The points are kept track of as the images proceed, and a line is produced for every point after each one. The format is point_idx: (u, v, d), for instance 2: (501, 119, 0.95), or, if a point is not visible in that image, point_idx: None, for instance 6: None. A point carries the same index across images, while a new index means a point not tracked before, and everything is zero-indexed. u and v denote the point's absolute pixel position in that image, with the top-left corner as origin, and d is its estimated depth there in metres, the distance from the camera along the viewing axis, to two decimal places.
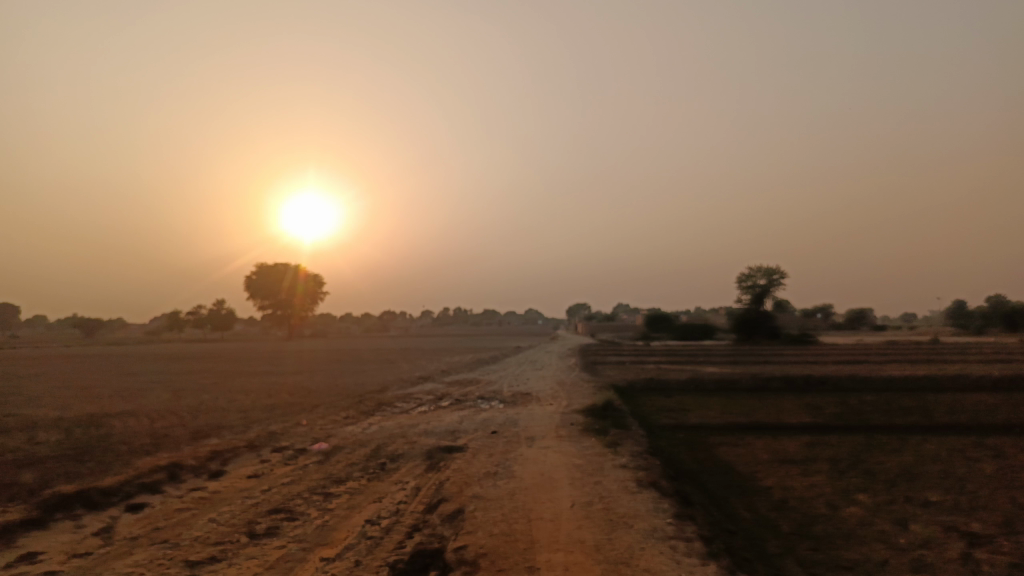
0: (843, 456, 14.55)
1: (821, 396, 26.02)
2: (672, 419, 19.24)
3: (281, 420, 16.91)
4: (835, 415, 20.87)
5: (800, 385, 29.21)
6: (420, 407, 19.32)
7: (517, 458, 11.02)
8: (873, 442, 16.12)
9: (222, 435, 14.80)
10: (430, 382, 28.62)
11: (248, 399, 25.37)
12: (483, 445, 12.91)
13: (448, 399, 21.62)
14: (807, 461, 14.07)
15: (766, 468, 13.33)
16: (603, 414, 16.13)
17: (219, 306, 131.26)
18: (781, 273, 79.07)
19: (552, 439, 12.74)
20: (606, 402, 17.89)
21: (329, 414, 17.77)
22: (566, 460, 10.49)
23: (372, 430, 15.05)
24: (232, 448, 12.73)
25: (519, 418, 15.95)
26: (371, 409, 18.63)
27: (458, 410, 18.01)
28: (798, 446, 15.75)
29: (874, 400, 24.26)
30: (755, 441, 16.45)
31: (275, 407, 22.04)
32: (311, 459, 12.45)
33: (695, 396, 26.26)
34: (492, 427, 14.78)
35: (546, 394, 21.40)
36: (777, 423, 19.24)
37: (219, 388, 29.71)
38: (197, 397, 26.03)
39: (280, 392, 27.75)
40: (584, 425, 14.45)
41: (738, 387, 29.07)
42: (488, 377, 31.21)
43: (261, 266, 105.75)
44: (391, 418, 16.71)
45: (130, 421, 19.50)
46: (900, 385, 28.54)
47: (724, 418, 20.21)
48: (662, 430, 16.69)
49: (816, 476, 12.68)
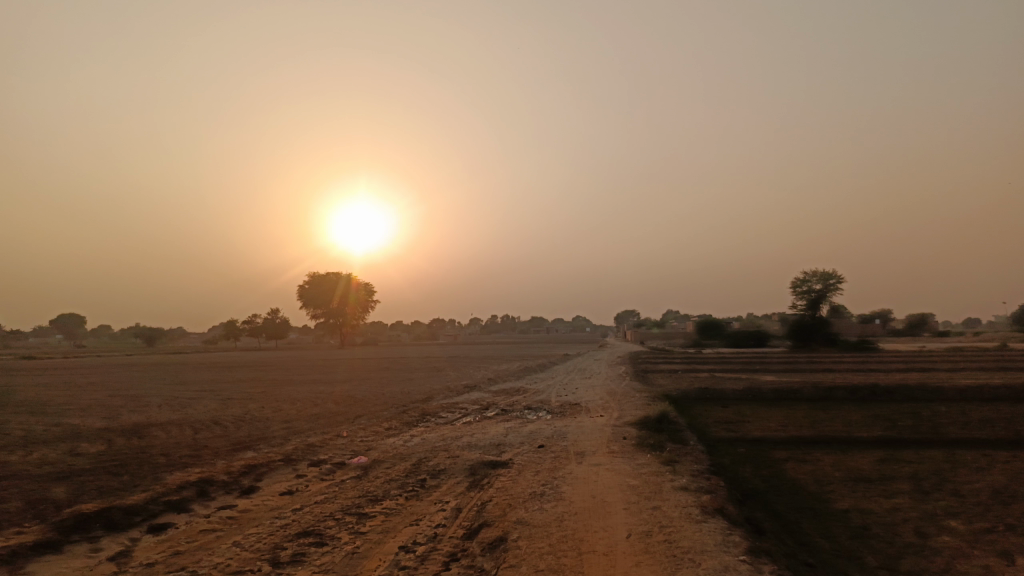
0: (924, 474, 13.26)
1: (889, 406, 24.43)
2: (730, 431, 18.11)
3: (321, 432, 16.35)
4: (908, 427, 19.41)
5: (866, 394, 27.58)
6: (465, 418, 18.59)
7: (566, 477, 10.14)
8: (956, 458, 14.76)
9: (260, 447, 14.30)
10: (475, 391, 27.90)
11: (293, 409, 25.06)
12: (529, 460, 12.09)
13: (494, 408, 20.85)
14: (884, 480, 12.84)
15: (839, 488, 12.17)
16: (659, 427, 15.13)
17: (272, 314, 133.46)
18: (838, 278, 76.40)
19: (604, 455, 11.84)
20: (661, 413, 16.87)
21: (371, 424, 17.18)
22: (620, 480, 9.59)
23: (413, 442, 14.35)
24: (267, 462, 12.17)
25: (568, 431, 15.05)
26: (413, 420, 17.96)
27: (504, 421, 17.23)
28: (871, 462, 14.50)
29: (949, 411, 22.62)
30: (824, 456, 15.24)
31: (319, 417, 21.60)
32: (349, 475, 11.78)
33: (753, 406, 24.95)
34: (539, 440, 13.92)
35: (596, 405, 20.45)
36: (846, 436, 17.91)
37: (266, 398, 29.55)
38: (242, 407, 25.85)
39: (326, 401, 27.40)
40: (638, 439, 13.50)
41: (799, 396, 27.61)
42: (536, 386, 30.33)
43: (313, 276, 107.38)
44: (434, 430, 16.01)
45: (173, 432, 19.28)
46: (975, 394, 26.69)
47: (786, 430, 18.98)
48: (721, 443, 15.60)
49: (897, 497, 11.48)
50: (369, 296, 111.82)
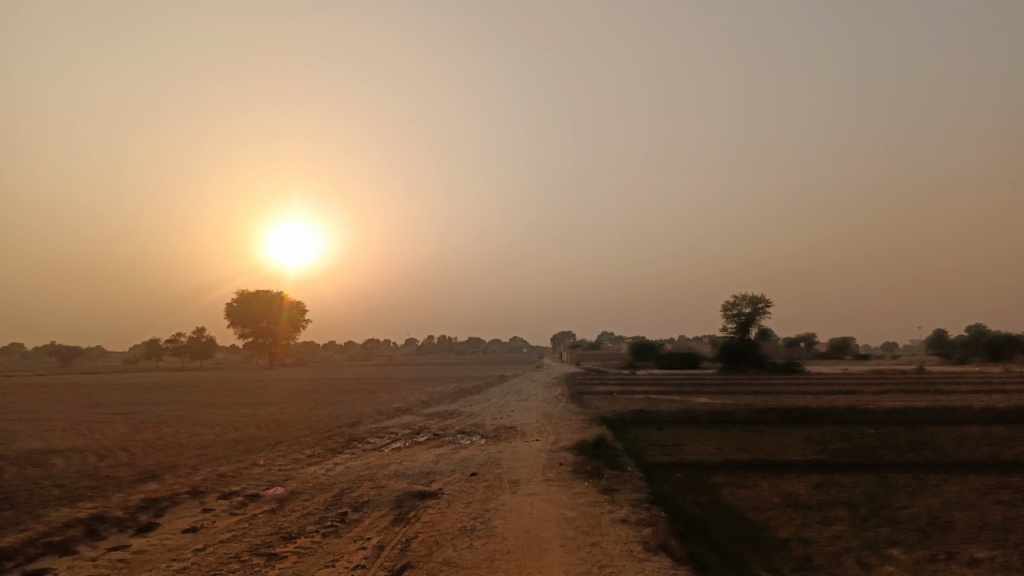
0: (862, 499, 13.11)
1: (820, 428, 24.67)
2: (667, 455, 17.77)
3: (236, 460, 15.24)
4: (841, 451, 19.49)
5: (797, 417, 27.85)
6: (394, 443, 17.71)
7: (498, 509, 9.46)
8: (890, 482, 14.75)
9: (167, 477, 13.15)
10: (407, 414, 26.92)
11: (212, 433, 23.59)
12: (460, 490, 11.38)
13: (425, 433, 20.02)
14: (821, 506, 12.64)
15: (778, 515, 11.87)
16: (595, 452, 14.64)
17: (198, 333, 128.54)
18: (767, 301, 78.26)
19: (539, 484, 11.22)
20: (597, 438, 16.38)
21: (292, 451, 16.12)
22: (556, 512, 8.97)
23: (337, 471, 13.44)
24: (171, 495, 11.09)
25: (502, 457, 14.37)
26: (338, 446, 16.98)
27: (436, 447, 16.45)
28: (808, 487, 14.33)
29: (877, 433, 22.93)
30: (761, 481, 15.02)
31: (239, 442, 20.29)
32: (263, 508, 10.83)
33: (688, 429, 24.78)
34: (471, 468, 13.21)
35: (531, 429, 19.85)
36: (780, 459, 17.81)
37: (183, 421, 27.86)
38: (156, 431, 24.22)
39: (248, 425, 25.99)
40: (575, 465, 12.94)
41: (732, 419, 27.68)
42: (471, 409, 29.58)
43: (243, 293, 103.85)
44: (360, 457, 15.11)
45: (75, 459, 17.74)
46: (901, 417, 27.23)
47: (722, 454, 18.77)
48: (658, 469, 15.20)
49: (837, 525, 11.21)
50: (301, 314, 108.90)
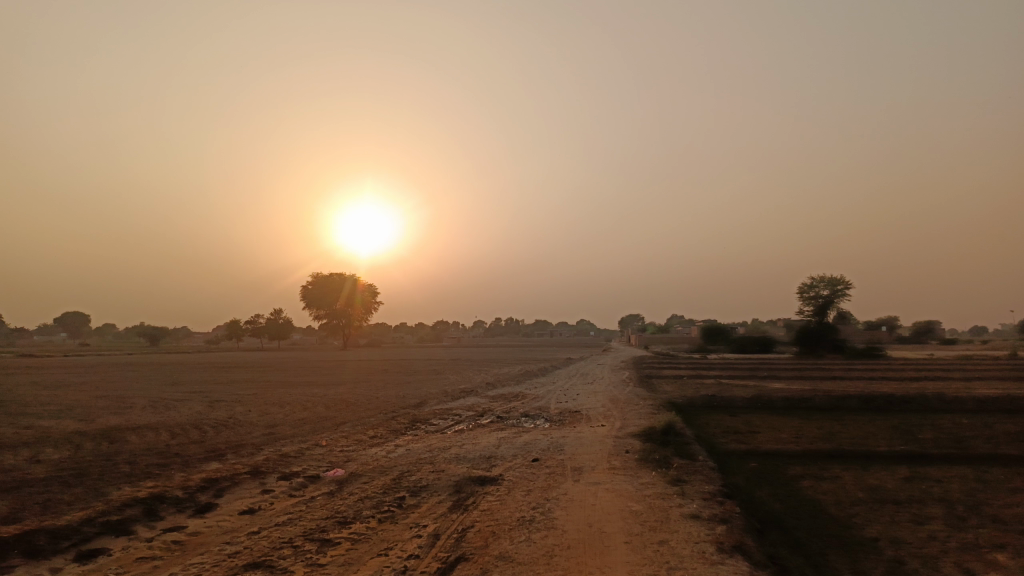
0: (958, 495, 12.04)
1: (906, 417, 23.22)
2: (741, 444, 16.91)
3: (300, 440, 15.24)
4: (931, 441, 18.18)
5: (881, 404, 26.36)
6: (457, 425, 17.43)
7: (560, 499, 8.95)
8: (988, 477, 13.57)
9: (231, 455, 13.21)
10: (472, 396, 26.75)
11: (281, 412, 23.93)
12: (521, 476, 10.94)
13: (489, 415, 19.69)
14: (912, 501, 11.67)
15: (864, 511, 10.98)
16: (664, 439, 13.97)
17: (275, 315, 132.80)
18: (846, 283, 75.02)
19: (604, 472, 10.67)
20: (667, 424, 15.66)
21: (354, 432, 16.00)
22: (620, 504, 8.40)
23: (397, 453, 13.20)
24: (231, 475, 11.04)
25: (566, 442, 13.86)
26: (401, 427, 16.81)
27: (498, 430, 16.06)
28: (896, 480, 13.33)
29: (971, 423, 21.38)
30: (843, 473, 14.06)
31: (305, 422, 20.44)
32: (321, 491, 10.65)
33: (763, 415, 23.73)
34: (534, 453, 12.76)
35: (597, 413, 19.27)
36: (864, 450, 16.71)
37: (256, 400, 28.50)
38: (229, 409, 24.80)
39: (316, 405, 26.33)
40: (642, 453, 12.32)
41: (810, 405, 26.40)
42: (536, 391, 29.17)
43: (317, 276, 106.29)
44: (422, 439, 14.86)
45: (149, 436, 18.17)
46: (997, 406, 25.39)
47: (800, 443, 17.77)
48: (731, 458, 14.43)
49: (932, 524, 10.26)
50: (373, 297, 110.83)
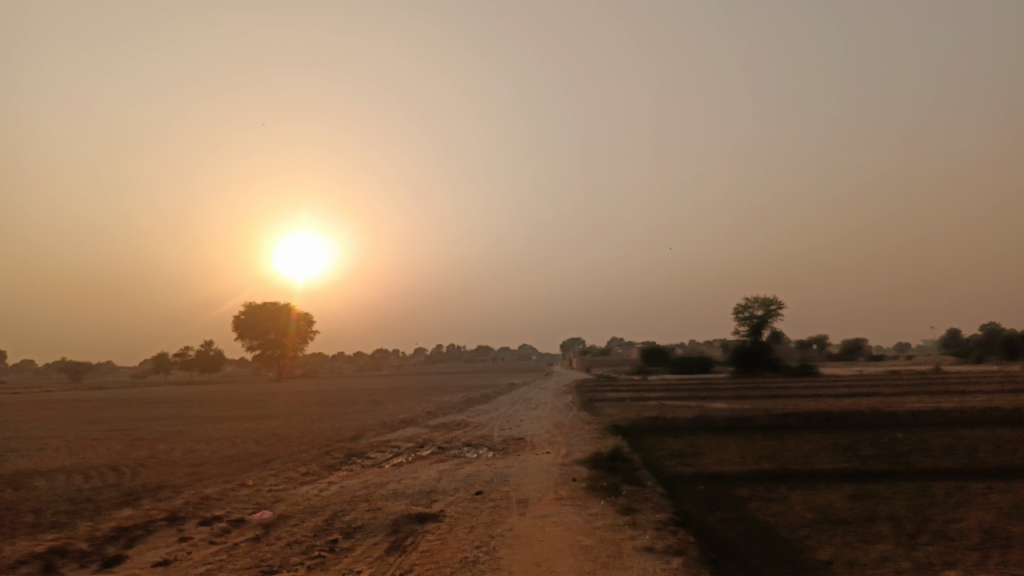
0: (904, 512, 11.97)
1: (845, 433, 23.48)
2: (686, 467, 16.65)
3: (225, 480, 14.25)
4: (870, 457, 18.31)
5: (820, 421, 26.64)
6: (396, 458, 16.67)
7: (505, 535, 8.39)
8: (931, 492, 13.60)
9: (149, 499, 12.18)
10: (412, 426, 25.91)
11: (208, 449, 22.59)
12: (463, 511, 10.34)
13: (429, 446, 18.94)
14: (860, 520, 11.53)
15: (815, 532, 10.74)
16: (611, 466, 13.55)
17: (206, 347, 128.33)
18: (779, 303, 76.79)
19: (551, 504, 10.17)
20: (613, 449, 15.25)
21: (286, 469, 15.09)
22: (569, 539, 7.88)
23: (330, 491, 12.41)
24: (145, 522, 10.08)
25: (509, 472, 13.31)
26: (336, 462, 15.96)
27: (439, 462, 15.38)
28: (842, 499, 13.24)
29: (906, 438, 21.70)
30: (790, 493, 13.91)
31: (234, 459, 19.28)
32: (246, 536, 9.81)
33: (705, 436, 23.64)
34: (477, 486, 12.16)
35: (541, 440, 18.78)
36: (808, 468, 16.66)
37: (182, 437, 26.97)
38: (151, 448, 23.32)
39: (247, 440, 25.02)
40: (589, 481, 11.87)
41: (751, 425, 26.52)
42: (478, 419, 28.48)
43: (250, 305, 103.15)
44: (358, 474, 14.08)
45: (61, 481, 16.79)
46: (928, 420, 25.97)
47: (745, 463, 17.63)
48: (678, 482, 14.13)
49: (883, 544, 10.07)
50: (309, 325, 108.22)
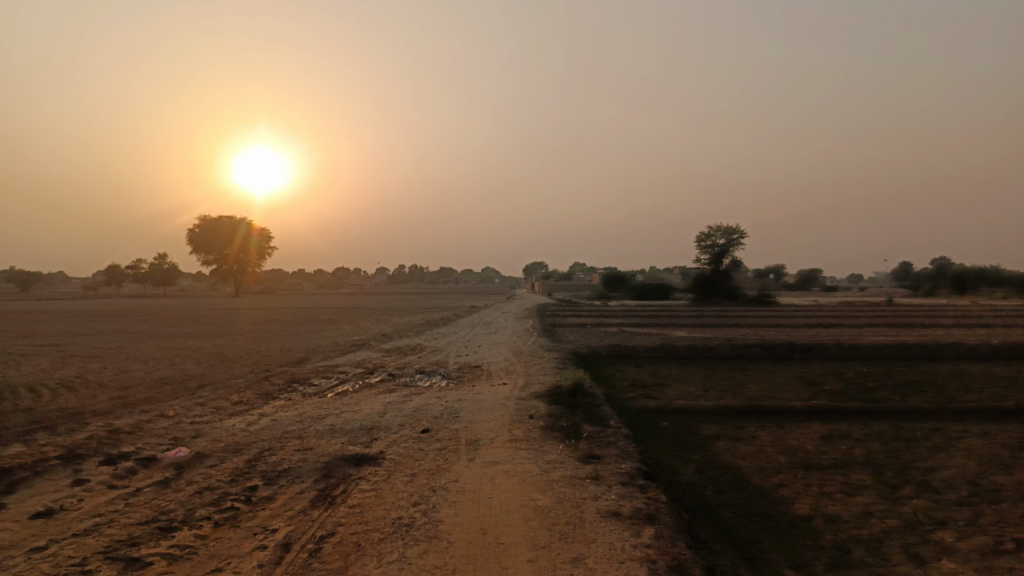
0: (881, 457, 11.20)
1: (808, 366, 22.93)
2: (649, 400, 15.76)
3: (146, 408, 12.87)
4: (838, 394, 17.67)
5: (783, 353, 26.12)
6: (340, 386, 15.43)
7: (449, 489, 7.20)
8: (905, 434, 12.92)
9: (51, 430, 10.77)
10: (363, 350, 24.70)
11: (141, 371, 21.03)
12: (404, 454, 9.17)
13: (379, 373, 17.69)
14: (836, 465, 10.73)
15: (789, 480, 9.89)
16: (571, 402, 12.50)
17: (159, 259, 124.48)
18: (741, 232, 76.09)
19: (504, 447, 9.03)
20: (574, 381, 14.15)
21: (217, 396, 13.73)
22: (522, 497, 6.74)
23: (260, 425, 11.13)
24: (33, 462, 8.71)
25: (462, 407, 12.15)
26: (274, 390, 14.65)
27: (385, 392, 14.16)
28: (814, 440, 12.46)
29: (872, 373, 21.18)
30: (759, 432, 13.12)
31: (166, 383, 17.83)
32: (152, 480, 8.53)
33: (668, 366, 22.91)
34: (424, 422, 10.96)
35: (498, 369, 17.67)
36: (776, 405, 15.89)
37: (118, 355, 25.51)
38: (81, 367, 21.76)
39: (187, 360, 23.66)
40: (548, 420, 10.79)
41: (714, 355, 25.89)
42: (434, 344, 27.32)
43: (203, 220, 99.14)
44: (295, 405, 12.79)
45: None
46: (891, 354, 25.59)
47: (710, 398, 16.83)
48: (642, 418, 13.18)
49: (865, 495, 9.19)
50: (268, 243, 105.20)
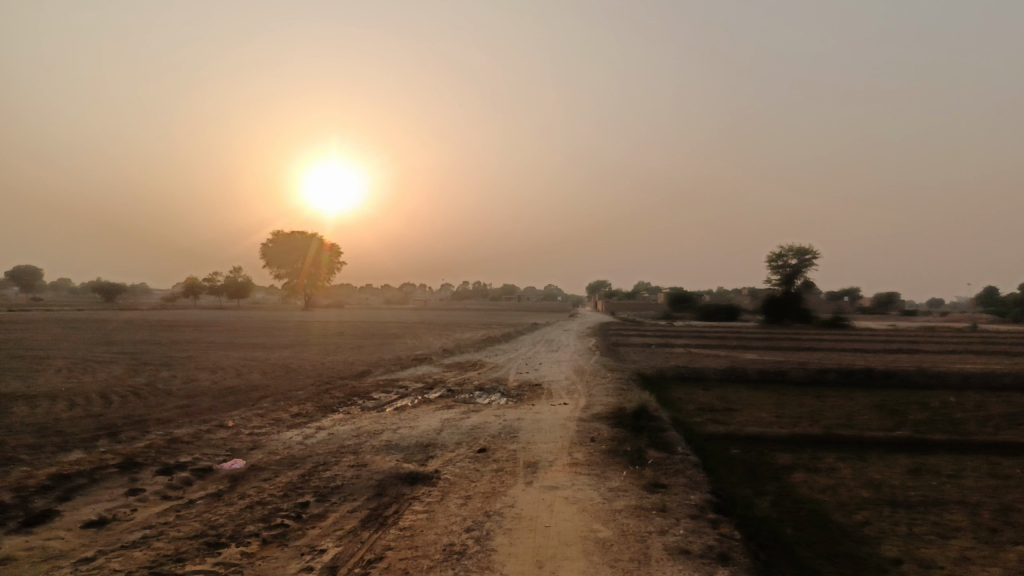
0: (976, 496, 10.24)
1: (889, 393, 21.63)
2: (718, 425, 15.00)
3: (207, 418, 12.91)
4: (924, 424, 16.50)
5: (861, 379, 24.78)
6: (399, 401, 15.23)
7: (505, 515, 6.80)
8: (1003, 471, 11.84)
9: (113, 437, 10.87)
10: (425, 365, 24.57)
11: (208, 380, 21.38)
12: (460, 474, 8.81)
13: (438, 389, 17.43)
14: (926, 504, 9.84)
15: (874, 518, 9.10)
16: (636, 425, 11.92)
17: (234, 272, 128.78)
18: (815, 253, 73.48)
19: (565, 472, 8.57)
20: (639, 403, 13.55)
21: (277, 408, 13.70)
22: (582, 528, 6.28)
23: (316, 438, 10.97)
24: (92, 470, 8.72)
25: (521, 426, 11.74)
26: (334, 403, 14.55)
27: (444, 409, 13.87)
28: (899, 474, 11.54)
29: (961, 403, 19.80)
30: (838, 463, 12.26)
31: (230, 393, 18.01)
32: (206, 493, 8.41)
33: (738, 389, 21.97)
34: (481, 442, 10.58)
35: (560, 388, 17.19)
36: (855, 434, 14.90)
37: (189, 363, 26.17)
38: (152, 375, 22.27)
39: (254, 371, 24.02)
40: (611, 444, 10.27)
41: (786, 379, 24.77)
42: (495, 360, 27.00)
43: (277, 235, 101.91)
44: (352, 419, 12.62)
45: (44, 407, 15.65)
46: (981, 383, 23.96)
47: (783, 424, 15.94)
48: (711, 445, 12.48)
49: (961, 539, 8.34)
50: (338, 258, 107.41)
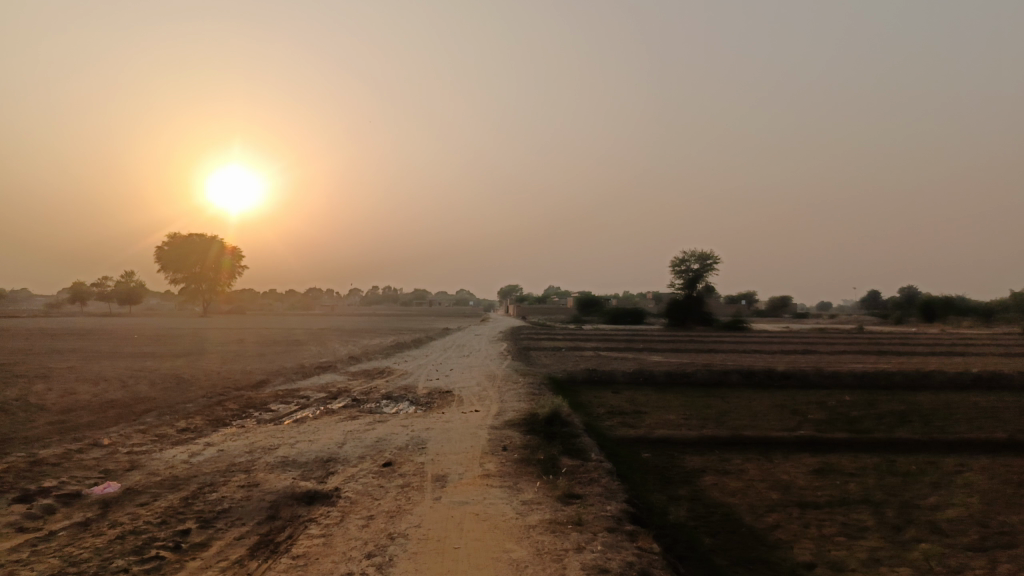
0: (878, 494, 10.43)
1: (789, 393, 22.26)
2: (630, 429, 14.88)
3: (81, 435, 11.69)
4: (825, 423, 16.97)
5: (762, 380, 25.48)
6: (299, 412, 14.35)
7: (410, 536, 6.26)
8: (900, 468, 12.18)
9: None
10: (329, 373, 23.57)
11: (89, 392, 19.66)
12: (361, 492, 8.16)
13: (342, 398, 16.59)
14: (832, 503, 9.92)
15: (785, 520, 9.06)
16: (548, 432, 11.58)
17: (126, 277, 121.81)
18: (716, 258, 76.00)
19: (475, 485, 8.09)
20: (551, 410, 13.21)
21: (162, 423, 12.59)
22: (494, 548, 5.82)
23: (204, 456, 10.04)
24: None
25: (430, 437, 11.16)
26: (227, 416, 13.55)
27: (348, 420, 13.11)
28: (805, 474, 11.68)
29: (856, 401, 20.56)
30: (746, 464, 12.32)
31: (112, 406, 16.55)
32: (70, 522, 7.45)
33: (647, 392, 22.07)
34: (386, 455, 9.97)
35: (470, 394, 16.71)
36: (761, 435, 15.09)
37: (69, 375, 24.14)
38: (24, 388, 20.31)
39: (141, 382, 22.36)
40: (523, 453, 9.88)
41: (692, 381, 25.17)
42: (403, 367, 26.26)
43: (174, 238, 97.01)
44: (246, 434, 11.69)
45: None
46: (872, 382, 25.09)
47: (692, 427, 16.00)
48: (623, 450, 12.29)
49: (869, 539, 8.38)
50: (239, 261, 103.17)
